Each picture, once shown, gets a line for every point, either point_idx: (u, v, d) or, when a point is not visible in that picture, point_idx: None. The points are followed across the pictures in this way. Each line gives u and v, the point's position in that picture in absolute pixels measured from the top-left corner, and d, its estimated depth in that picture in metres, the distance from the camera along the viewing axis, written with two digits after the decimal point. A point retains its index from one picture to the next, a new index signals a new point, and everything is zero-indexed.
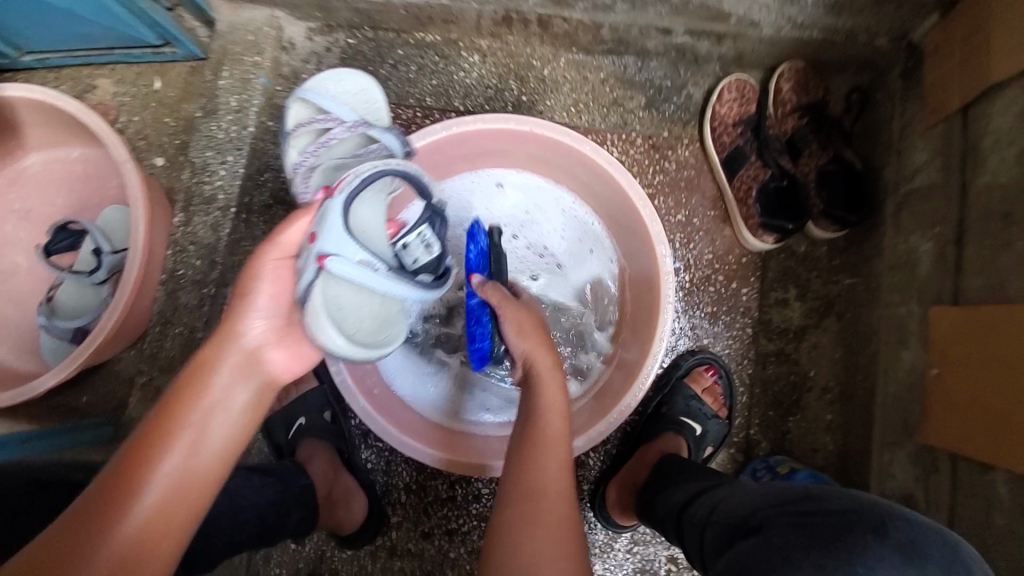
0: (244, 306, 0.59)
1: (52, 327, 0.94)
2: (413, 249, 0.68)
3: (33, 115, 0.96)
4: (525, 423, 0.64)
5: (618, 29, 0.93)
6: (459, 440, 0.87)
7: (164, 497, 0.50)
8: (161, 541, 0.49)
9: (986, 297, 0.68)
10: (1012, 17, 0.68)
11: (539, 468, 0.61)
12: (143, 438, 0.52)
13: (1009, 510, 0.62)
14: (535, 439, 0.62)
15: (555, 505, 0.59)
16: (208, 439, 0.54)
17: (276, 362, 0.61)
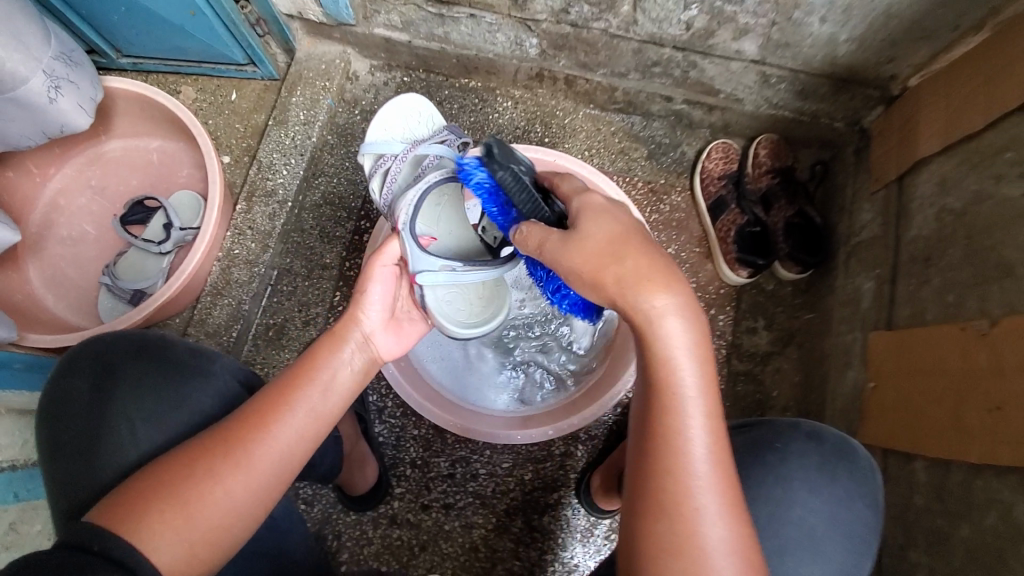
0: (363, 300, 0.73)
1: (116, 287, 1.08)
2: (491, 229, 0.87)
3: (129, 106, 1.12)
4: (654, 419, 0.59)
5: (630, 92, 1.13)
6: (472, 415, 1.00)
7: (297, 432, 0.64)
8: (290, 463, 0.64)
9: (912, 323, 0.85)
10: (933, 112, 0.89)
11: (678, 481, 0.57)
12: (281, 386, 0.66)
13: (925, 490, 0.76)
14: (669, 444, 0.58)
15: (709, 524, 0.56)
16: (332, 393, 0.68)
17: (382, 342, 0.75)
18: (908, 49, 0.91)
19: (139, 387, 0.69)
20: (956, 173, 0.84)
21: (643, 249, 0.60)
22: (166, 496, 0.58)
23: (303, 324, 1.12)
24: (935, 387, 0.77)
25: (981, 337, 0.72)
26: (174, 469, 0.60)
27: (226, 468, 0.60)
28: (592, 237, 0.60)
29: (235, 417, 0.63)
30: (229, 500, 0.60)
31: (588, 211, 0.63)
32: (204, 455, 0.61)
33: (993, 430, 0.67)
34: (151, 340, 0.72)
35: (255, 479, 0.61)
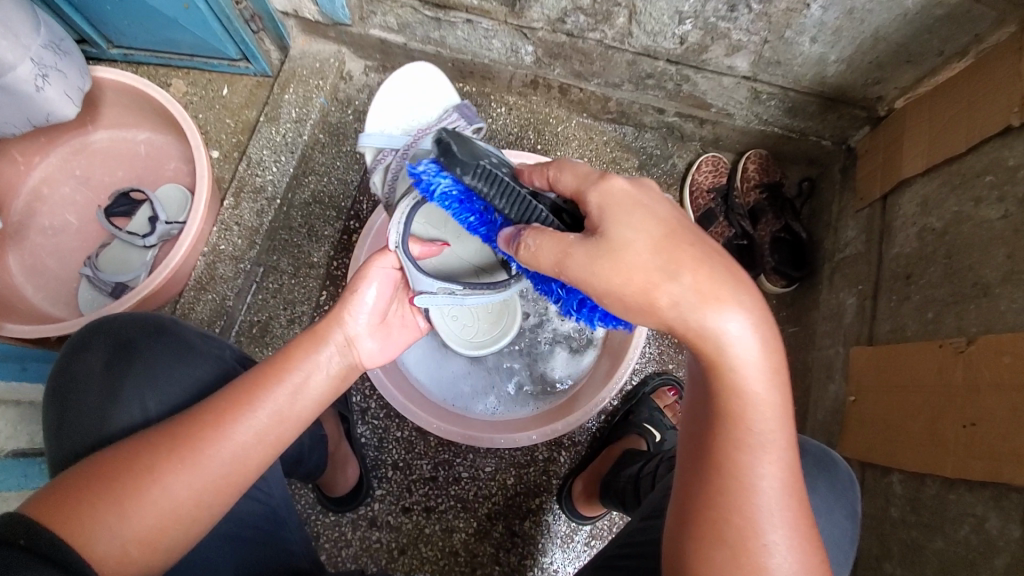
0: (350, 303, 0.73)
1: (97, 279, 1.05)
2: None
3: (118, 97, 1.10)
4: (717, 451, 0.55)
5: (623, 103, 1.15)
6: (455, 417, 1.00)
7: (257, 432, 0.62)
8: (243, 465, 0.61)
9: (892, 339, 0.87)
10: (918, 134, 0.91)
11: (745, 514, 0.53)
12: (248, 383, 0.64)
13: (901, 502, 0.77)
14: (733, 474, 0.54)
15: (777, 556, 0.53)
16: (301, 394, 0.66)
17: (367, 346, 0.74)
18: (894, 72, 0.93)
19: (148, 369, 0.66)
20: (938, 194, 0.86)
21: (702, 256, 0.53)
22: (104, 487, 0.55)
23: (288, 323, 1.11)
24: (912, 402, 0.78)
25: (957, 354, 0.73)
26: (116, 460, 0.57)
27: (164, 462, 0.58)
28: (640, 247, 0.52)
29: (192, 411, 0.61)
30: (173, 497, 0.57)
31: (619, 211, 0.54)
32: (152, 447, 0.58)
33: (967, 445, 0.68)
34: (163, 323, 0.70)
35: (200, 479, 0.59)
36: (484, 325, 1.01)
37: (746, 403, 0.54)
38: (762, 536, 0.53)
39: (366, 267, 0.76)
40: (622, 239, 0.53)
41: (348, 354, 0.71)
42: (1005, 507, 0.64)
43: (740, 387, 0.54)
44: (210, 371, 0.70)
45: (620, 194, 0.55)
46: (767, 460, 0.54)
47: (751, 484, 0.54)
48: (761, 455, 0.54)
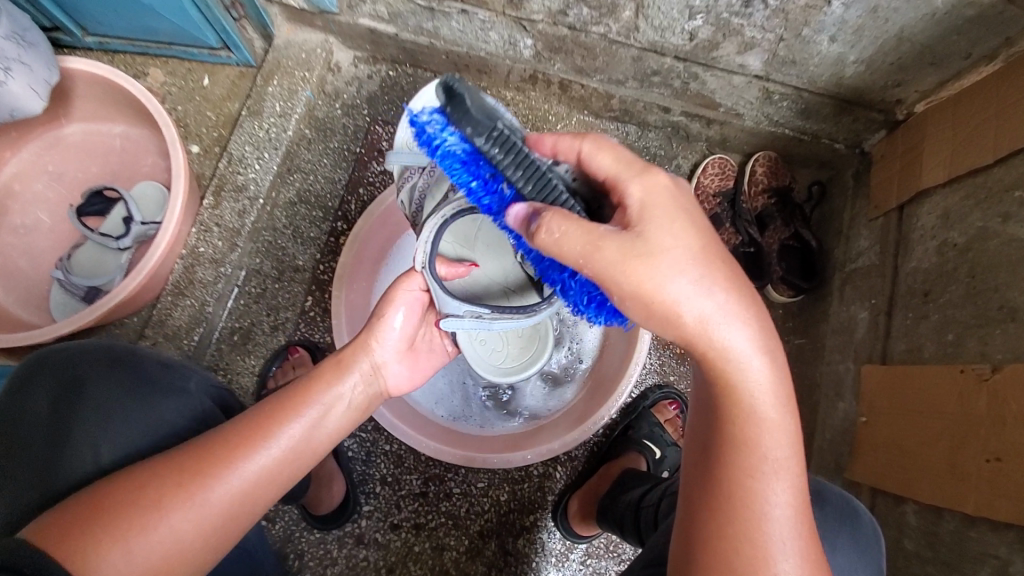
0: (377, 327, 0.71)
1: (68, 282, 0.99)
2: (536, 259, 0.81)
3: (90, 88, 1.03)
4: (725, 474, 0.51)
5: (626, 101, 1.09)
6: (449, 435, 0.95)
7: (273, 465, 0.57)
8: (254, 500, 0.56)
9: (907, 359, 0.83)
10: (939, 142, 0.86)
11: (754, 543, 0.49)
12: (268, 410, 0.59)
13: (916, 535, 0.74)
14: (741, 499, 0.50)
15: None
16: (321, 426, 0.62)
17: (394, 372, 0.73)
18: (917, 75, 0.88)
19: (104, 408, 0.61)
20: (960, 207, 0.81)
21: (729, 272, 0.50)
22: (105, 525, 0.48)
23: (271, 329, 1.06)
24: (929, 428, 0.74)
25: (981, 382, 0.69)
26: (116, 493, 0.50)
27: (174, 496, 0.51)
28: (682, 255, 0.48)
29: (203, 438, 0.55)
30: (178, 537, 0.51)
31: (660, 212, 0.49)
32: (159, 478, 0.52)
33: (991, 481, 0.65)
34: (121, 352, 0.65)
35: (211, 515, 0.53)
36: (514, 350, 0.90)
37: (753, 424, 0.50)
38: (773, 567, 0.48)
39: (396, 290, 0.73)
40: (657, 243, 0.48)
41: (372, 381, 0.69)
42: None
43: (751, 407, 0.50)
44: (173, 405, 0.64)
45: (663, 191, 0.50)
46: (775, 486, 0.50)
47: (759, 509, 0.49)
48: (768, 481, 0.50)
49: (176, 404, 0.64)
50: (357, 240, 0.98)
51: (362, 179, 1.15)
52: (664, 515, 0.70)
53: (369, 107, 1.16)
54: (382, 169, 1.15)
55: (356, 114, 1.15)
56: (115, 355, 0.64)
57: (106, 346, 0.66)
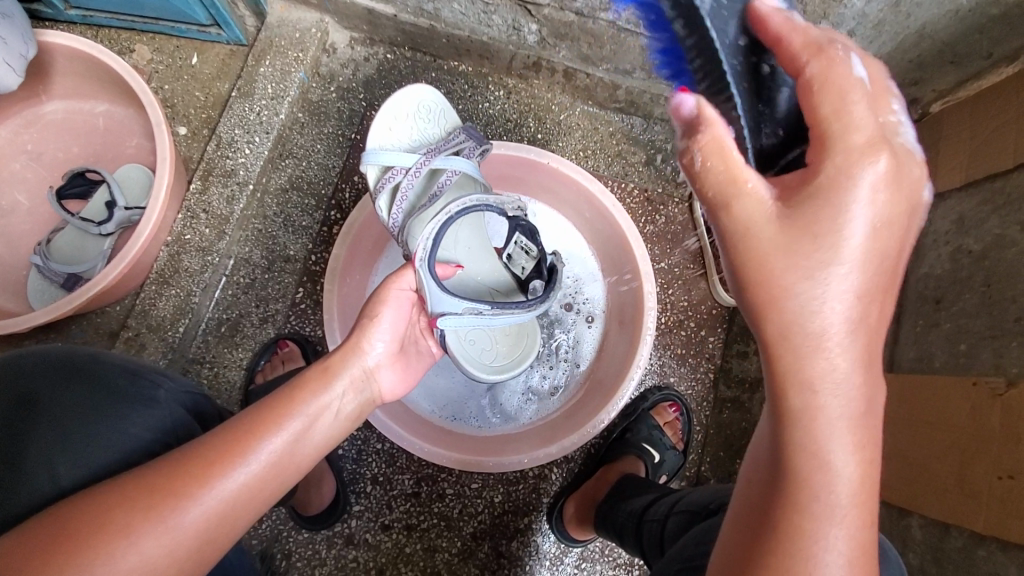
0: (368, 329, 0.69)
1: (46, 268, 0.95)
2: (518, 258, 0.86)
3: (71, 64, 0.98)
4: (784, 501, 0.43)
5: (633, 93, 1.05)
6: (449, 439, 0.93)
7: (255, 479, 0.53)
8: (234, 517, 0.51)
9: (916, 368, 0.81)
10: (957, 144, 0.83)
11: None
12: (250, 420, 0.55)
13: (920, 549, 0.73)
14: (799, 541, 0.43)
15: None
16: (307, 438, 0.58)
17: (385, 378, 0.70)
18: (936, 73, 0.85)
19: (61, 420, 0.57)
20: (976, 212, 0.78)
21: (876, 288, 0.43)
22: (69, 553, 0.44)
23: (260, 322, 1.03)
24: (939, 441, 0.73)
25: (995, 396, 0.67)
26: (80, 517, 0.45)
27: (146, 518, 0.47)
28: (849, 250, 0.41)
29: (178, 453, 0.51)
30: (152, 562, 0.46)
31: (856, 192, 0.40)
32: (128, 500, 0.47)
33: (1002, 501, 0.63)
34: (81, 360, 0.61)
35: (186, 537, 0.48)
36: (503, 350, 0.89)
37: (828, 462, 0.43)
38: None
39: (385, 292, 0.72)
40: (833, 239, 0.41)
41: (361, 388, 0.66)
42: None
43: (828, 440, 0.43)
44: (139, 415, 0.60)
45: (886, 167, 0.40)
46: (837, 531, 0.43)
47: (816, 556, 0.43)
48: (831, 526, 0.43)
49: (142, 416, 0.60)
50: (350, 231, 0.93)
51: (358, 166, 1.09)
52: (670, 539, 0.68)
53: (365, 92, 1.11)
54: None
55: (351, 98, 1.10)
56: (72, 364, 0.60)
57: (64, 353, 0.61)
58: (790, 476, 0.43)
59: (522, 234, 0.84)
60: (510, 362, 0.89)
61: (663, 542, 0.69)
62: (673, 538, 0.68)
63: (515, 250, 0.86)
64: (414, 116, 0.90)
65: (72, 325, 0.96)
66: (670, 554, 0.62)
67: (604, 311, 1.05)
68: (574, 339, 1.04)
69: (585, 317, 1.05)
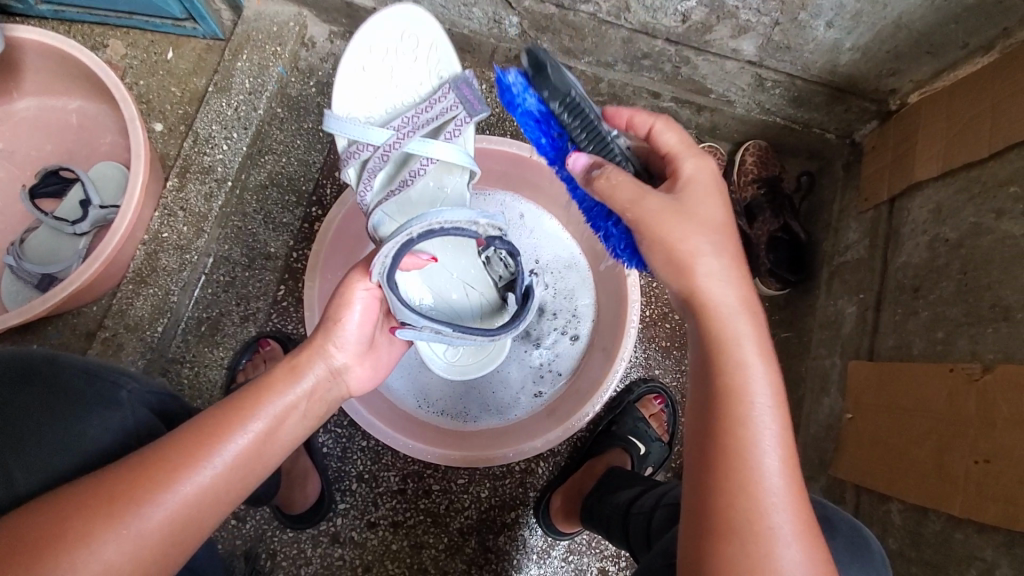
0: (336, 326, 0.66)
1: (21, 269, 0.93)
2: (496, 264, 0.82)
3: (41, 59, 0.95)
4: (715, 422, 0.50)
5: (615, 85, 1.05)
6: (433, 435, 0.92)
7: (217, 479, 0.52)
8: (197, 520, 0.50)
9: (895, 355, 0.82)
10: (933, 134, 0.84)
11: (749, 497, 0.47)
12: (211, 420, 0.54)
13: (900, 533, 0.75)
14: (736, 452, 0.48)
15: (788, 553, 0.46)
16: (273, 438, 0.57)
17: (353, 376, 0.68)
18: (912, 64, 0.85)
19: (23, 424, 0.56)
20: (953, 201, 0.79)
21: (736, 242, 0.56)
22: (27, 562, 0.43)
23: (241, 320, 1.02)
24: (917, 428, 0.74)
25: (970, 381, 0.68)
26: (37, 525, 0.44)
27: (106, 525, 0.46)
28: (706, 217, 0.55)
29: (138, 456, 0.50)
30: (112, 568, 0.45)
31: (699, 186, 0.56)
32: (88, 505, 0.46)
33: (979, 484, 0.65)
34: (36, 363, 0.59)
35: (148, 541, 0.47)
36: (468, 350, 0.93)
37: (748, 378, 0.50)
38: (765, 517, 0.46)
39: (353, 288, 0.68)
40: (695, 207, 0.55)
41: (329, 383, 0.65)
42: (1017, 554, 0.61)
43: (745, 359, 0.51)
44: (97, 418, 0.58)
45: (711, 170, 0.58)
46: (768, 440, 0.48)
47: (756, 464, 0.47)
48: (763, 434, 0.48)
49: (100, 417, 0.58)
50: (332, 226, 0.92)
51: (338, 162, 1.09)
52: (656, 533, 0.67)
53: None
54: None
55: (331, 93, 1.09)
56: (28, 368, 0.59)
57: (21, 356, 0.60)
58: (722, 397, 0.50)
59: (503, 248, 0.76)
60: (474, 364, 0.94)
61: (648, 539, 0.68)
62: (659, 531, 0.67)
63: (494, 257, 0.82)
64: (392, 64, 0.81)
65: (47, 326, 0.94)
66: (656, 549, 0.62)
67: (587, 327, 1.04)
68: (555, 353, 1.03)
69: (567, 330, 1.04)
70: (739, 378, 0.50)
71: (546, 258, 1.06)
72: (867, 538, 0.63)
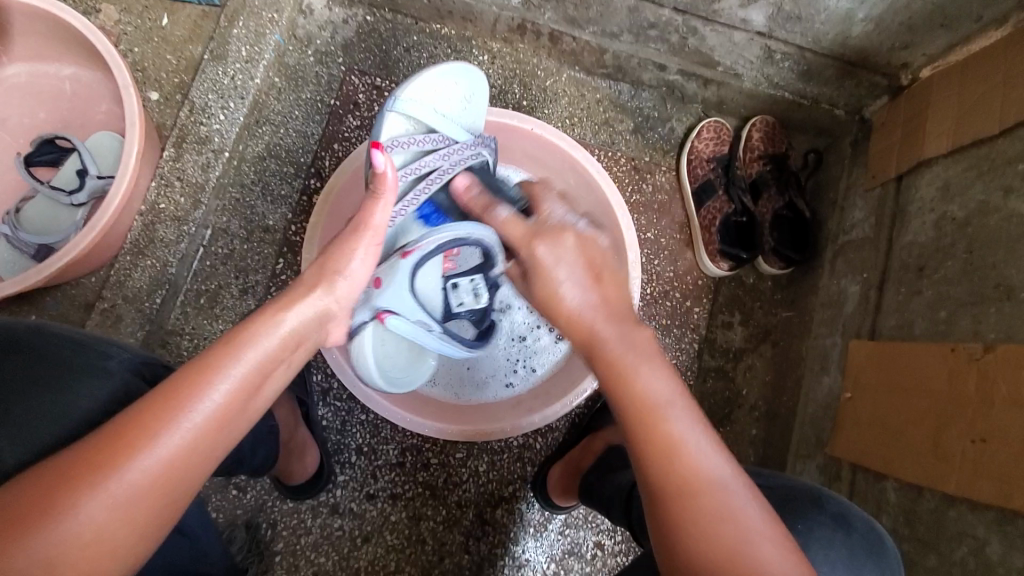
0: (333, 266, 0.65)
1: (17, 239, 0.92)
2: (463, 293, 0.86)
3: (32, 23, 0.93)
4: (636, 437, 0.53)
5: (620, 56, 1.03)
6: (418, 405, 0.94)
7: (199, 438, 0.50)
8: (188, 476, 0.50)
9: (897, 336, 0.81)
10: (944, 110, 0.82)
11: (684, 458, 0.51)
12: (183, 378, 0.52)
13: (894, 511, 0.75)
14: (648, 436, 0.52)
15: (736, 491, 0.50)
16: (258, 392, 0.55)
17: (335, 325, 0.66)
18: (925, 36, 0.83)
19: (15, 394, 0.56)
20: (961, 178, 0.77)
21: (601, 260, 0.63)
22: (18, 532, 0.43)
23: (240, 293, 1.01)
24: (915, 407, 0.74)
25: (970, 361, 0.68)
26: (22, 499, 0.45)
27: (90, 492, 0.45)
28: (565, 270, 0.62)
29: (114, 422, 0.49)
30: (103, 530, 0.46)
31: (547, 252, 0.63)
32: (70, 475, 0.46)
33: (974, 463, 0.65)
34: (20, 334, 0.59)
35: (138, 502, 0.47)
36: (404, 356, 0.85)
37: (631, 376, 0.55)
38: (706, 481, 0.50)
39: (347, 236, 0.66)
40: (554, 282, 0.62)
41: (313, 332, 0.62)
42: (1007, 532, 0.62)
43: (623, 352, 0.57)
44: (93, 385, 0.58)
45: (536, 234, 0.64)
46: (673, 409, 0.53)
47: (669, 437, 0.52)
48: (670, 409, 0.53)
49: (91, 381, 0.58)
50: (328, 202, 0.93)
51: (337, 134, 1.07)
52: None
53: (344, 55, 1.08)
54: (358, 123, 1.08)
55: (329, 63, 1.07)
56: (12, 339, 0.58)
57: (11, 327, 0.60)
58: (626, 407, 0.54)
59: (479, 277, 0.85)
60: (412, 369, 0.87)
61: None
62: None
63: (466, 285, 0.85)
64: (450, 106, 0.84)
65: (46, 297, 0.93)
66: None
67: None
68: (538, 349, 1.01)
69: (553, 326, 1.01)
70: (620, 373, 0.56)
71: None
72: (862, 513, 0.63)
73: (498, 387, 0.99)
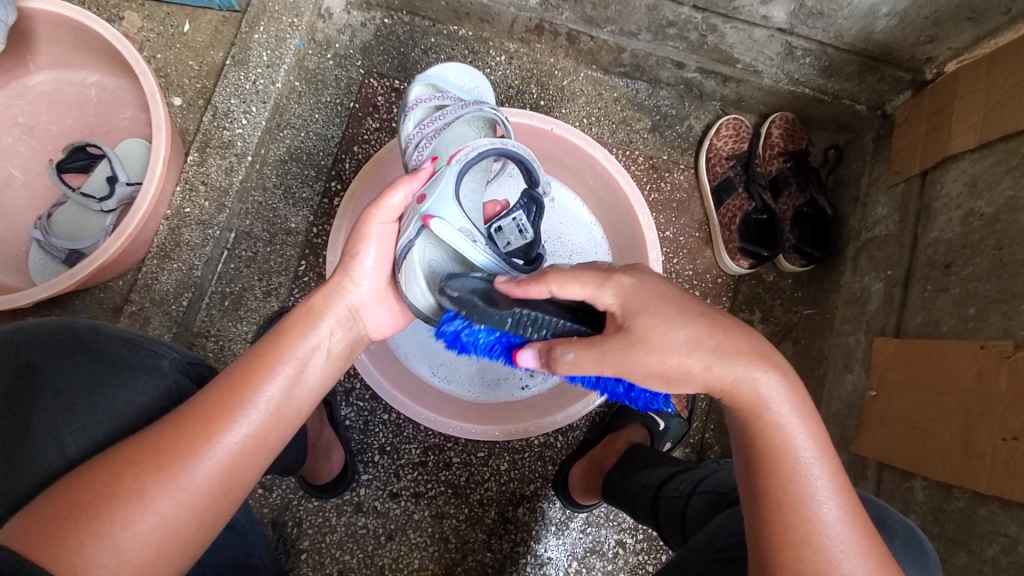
0: (356, 253, 0.65)
1: (48, 243, 0.94)
2: (508, 233, 0.80)
3: (59, 31, 0.94)
4: (762, 503, 0.51)
5: (638, 55, 1.02)
6: (435, 401, 0.94)
7: (254, 433, 0.53)
8: (243, 472, 0.52)
9: (923, 333, 0.81)
10: (970, 104, 0.81)
11: (816, 549, 0.48)
12: (229, 382, 0.53)
13: (923, 510, 0.75)
14: (786, 523, 0.49)
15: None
16: (302, 384, 0.58)
17: (373, 316, 0.68)
18: (951, 30, 0.82)
19: (63, 394, 0.57)
20: (989, 174, 0.76)
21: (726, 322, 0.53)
22: (85, 522, 0.44)
23: (263, 295, 1.01)
24: (943, 405, 0.73)
25: (1001, 359, 0.67)
26: (90, 485, 0.46)
27: (156, 479, 0.47)
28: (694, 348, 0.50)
29: (171, 416, 0.51)
30: (167, 522, 0.47)
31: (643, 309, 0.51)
32: (134, 464, 0.47)
33: (1005, 460, 0.65)
34: (62, 332, 0.60)
35: (198, 493, 0.49)
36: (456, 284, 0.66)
37: (781, 441, 0.51)
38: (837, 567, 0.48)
39: (364, 219, 0.65)
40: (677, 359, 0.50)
41: (348, 326, 0.64)
42: None
43: (784, 439, 0.51)
44: (129, 385, 0.59)
45: (638, 289, 0.52)
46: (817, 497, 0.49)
47: (806, 514, 0.49)
48: (810, 486, 0.50)
49: (128, 385, 0.59)
50: (351, 207, 0.92)
51: (357, 136, 1.08)
52: (693, 522, 0.68)
53: (363, 58, 1.08)
54: (377, 126, 1.08)
55: (349, 66, 1.08)
56: (59, 337, 0.59)
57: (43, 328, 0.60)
58: (762, 468, 0.51)
59: (519, 210, 0.79)
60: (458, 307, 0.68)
61: (686, 534, 0.69)
62: (698, 519, 0.67)
63: (508, 225, 0.80)
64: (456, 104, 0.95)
65: (75, 300, 0.95)
66: (697, 541, 0.62)
67: None
68: None
69: None
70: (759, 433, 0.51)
71: (579, 246, 1.06)
72: (914, 529, 0.62)
73: (513, 387, 1.00)
